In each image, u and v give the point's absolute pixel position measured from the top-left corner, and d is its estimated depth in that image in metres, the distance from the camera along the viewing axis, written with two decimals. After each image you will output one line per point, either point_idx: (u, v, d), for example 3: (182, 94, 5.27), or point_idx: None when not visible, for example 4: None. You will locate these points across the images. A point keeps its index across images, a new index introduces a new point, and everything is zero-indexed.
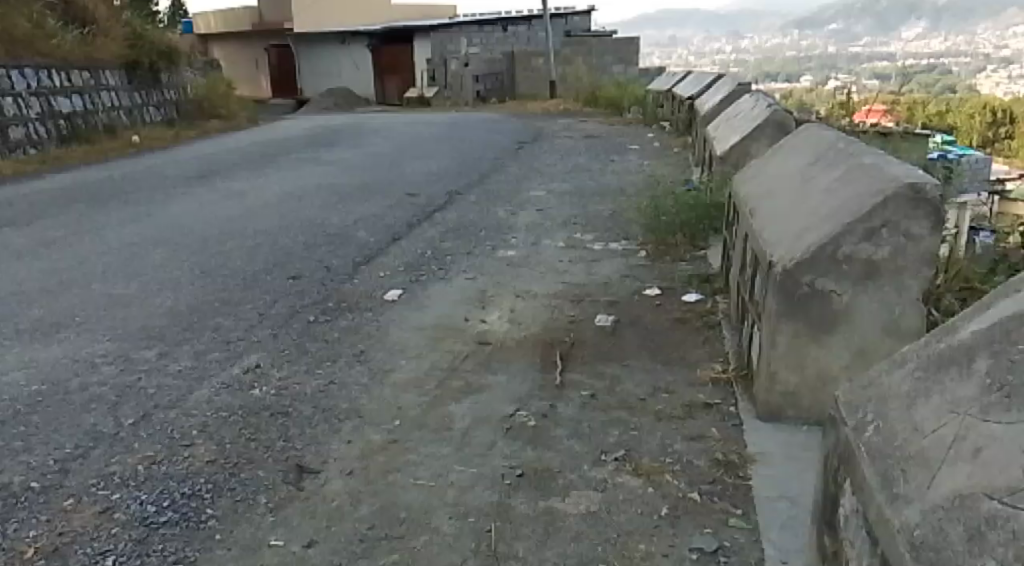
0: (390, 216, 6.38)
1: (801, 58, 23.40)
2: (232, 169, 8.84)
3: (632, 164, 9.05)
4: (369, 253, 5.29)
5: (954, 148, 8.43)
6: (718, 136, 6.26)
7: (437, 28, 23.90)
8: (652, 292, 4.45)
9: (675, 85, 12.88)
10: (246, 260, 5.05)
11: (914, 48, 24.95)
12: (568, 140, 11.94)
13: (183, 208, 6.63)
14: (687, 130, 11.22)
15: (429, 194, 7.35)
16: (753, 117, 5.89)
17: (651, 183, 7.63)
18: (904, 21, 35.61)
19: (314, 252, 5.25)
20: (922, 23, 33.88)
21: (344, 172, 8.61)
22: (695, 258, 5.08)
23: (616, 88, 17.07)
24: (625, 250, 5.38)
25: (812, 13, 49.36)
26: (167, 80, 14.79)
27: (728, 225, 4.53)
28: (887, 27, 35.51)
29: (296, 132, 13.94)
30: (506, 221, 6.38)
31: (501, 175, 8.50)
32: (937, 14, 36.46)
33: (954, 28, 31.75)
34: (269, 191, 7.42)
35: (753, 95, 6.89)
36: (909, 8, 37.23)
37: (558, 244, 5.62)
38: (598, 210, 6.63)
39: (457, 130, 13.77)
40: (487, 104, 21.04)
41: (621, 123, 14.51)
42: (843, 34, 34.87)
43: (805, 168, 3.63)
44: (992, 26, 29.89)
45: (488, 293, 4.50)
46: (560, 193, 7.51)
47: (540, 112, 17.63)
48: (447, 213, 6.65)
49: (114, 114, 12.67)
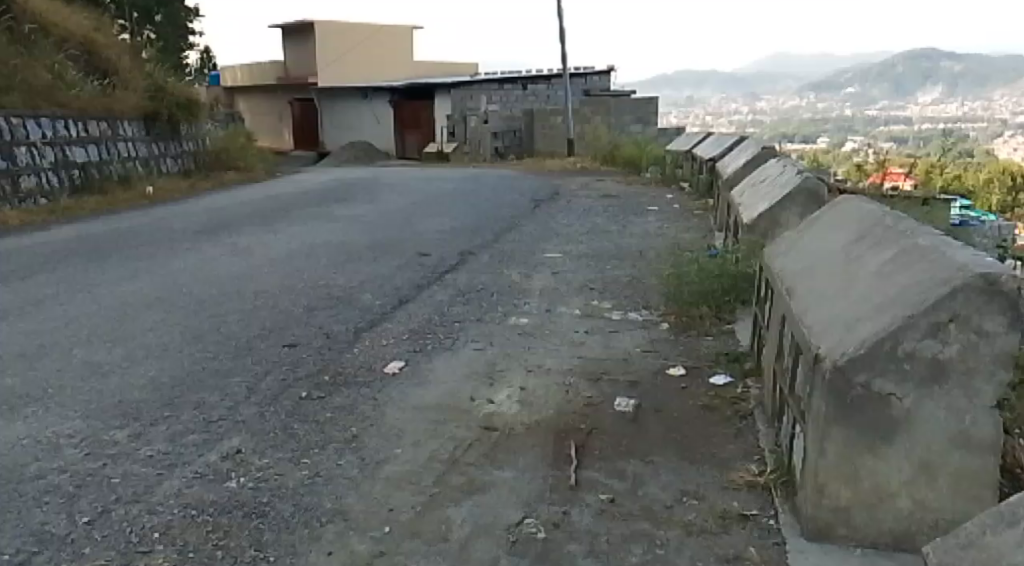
0: (399, 277, 6.07)
1: (819, 122, 23.26)
2: (241, 223, 8.60)
3: (652, 227, 8.73)
4: (373, 318, 4.96)
5: (974, 212, 8.11)
6: (745, 202, 5.94)
7: (457, 85, 23.93)
8: (676, 371, 4.09)
9: (695, 145, 12.63)
10: (241, 323, 4.73)
11: (932, 114, 24.79)
12: (586, 199, 11.67)
13: (184, 264, 6.35)
14: (708, 192, 10.93)
15: (442, 254, 7.05)
16: (782, 184, 5.57)
17: (673, 249, 7.30)
18: (921, 87, 35.60)
19: (314, 315, 4.93)
20: (938, 90, 33.85)
21: (356, 228, 8.33)
22: (721, 332, 4.72)
23: (635, 148, 16.87)
24: (646, 320, 5.02)
25: (829, 76, 49.57)
26: (185, 131, 14.70)
27: (760, 299, 4.17)
28: (904, 92, 35.44)
29: (312, 185, 13.77)
30: (520, 285, 6.06)
31: (516, 235, 8.20)
32: (954, 79, 36.45)
33: (972, 95, 31.61)
34: (276, 248, 7.13)
35: (779, 161, 6.60)
36: (926, 75, 37.25)
37: (574, 312, 5.27)
38: (617, 275, 6.30)
39: (474, 186, 13.57)
40: (504, 161, 20.91)
41: (639, 182, 14.26)
42: (859, 97, 34.80)
43: (849, 245, 3.30)
44: (1011, 93, 29.75)
45: (498, 367, 4.15)
46: (578, 255, 7.19)
47: (558, 170, 17.44)
48: (459, 274, 6.33)
49: (129, 164, 12.52)
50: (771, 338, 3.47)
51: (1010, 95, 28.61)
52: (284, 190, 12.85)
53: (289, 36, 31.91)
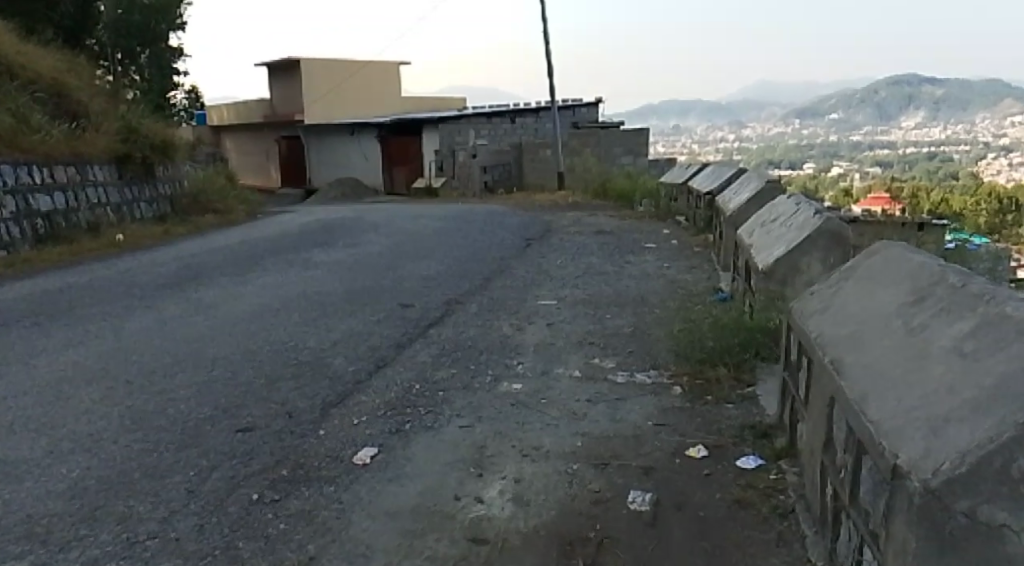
0: (376, 334, 5.46)
1: (808, 149, 22.97)
2: (213, 273, 8.03)
3: (652, 267, 8.17)
4: (344, 389, 4.36)
5: (970, 236, 7.69)
6: (756, 245, 5.39)
7: (444, 120, 23.50)
8: (697, 452, 3.50)
9: (691, 177, 12.14)
10: (191, 401, 4.12)
11: (920, 138, 24.57)
12: (578, 235, 11.14)
13: (140, 327, 5.75)
14: (707, 227, 10.41)
15: (425, 304, 6.46)
16: (800, 225, 5.01)
17: (676, 293, 6.74)
18: (904, 111, 35.59)
19: (277, 388, 4.33)
20: (922, 114, 33.86)
21: (334, 276, 7.77)
22: (743, 398, 4.14)
23: (627, 180, 16.41)
24: (655, 383, 4.43)
25: (813, 102, 49.61)
26: (161, 173, 14.15)
27: (790, 363, 3.60)
28: (888, 117, 35.36)
29: (294, 226, 13.22)
30: (512, 340, 5.45)
31: (507, 279, 7.62)
32: (938, 102, 36.44)
33: (955, 118, 31.58)
34: (244, 303, 6.53)
35: (790, 198, 6.09)
36: (909, 99, 37.17)
37: (573, 373, 4.67)
38: (618, 326, 5.71)
39: (463, 223, 13.03)
40: (494, 196, 20.42)
41: (632, 216, 13.78)
42: (845, 123, 34.66)
43: (903, 308, 2.75)
44: (996, 115, 29.65)
45: (487, 451, 3.56)
46: (575, 302, 6.60)
47: (549, 204, 16.97)
48: (443, 328, 5.73)
49: (100, 210, 11.94)
50: (813, 420, 2.90)
51: (995, 118, 28.50)
52: (264, 233, 12.28)
53: (275, 74, 31.51)
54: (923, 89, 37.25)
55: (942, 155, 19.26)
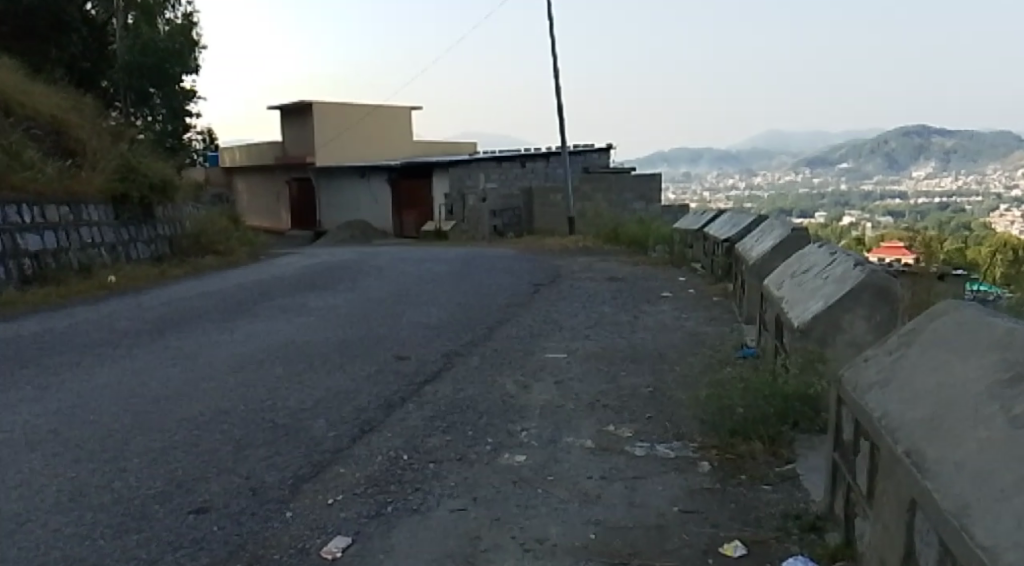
0: (365, 390, 4.91)
1: (820, 197, 22.52)
2: (199, 319, 7.52)
3: (669, 318, 7.61)
4: (321, 459, 3.80)
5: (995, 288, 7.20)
6: (790, 298, 4.85)
7: (454, 163, 23.18)
8: (734, 549, 2.93)
9: (707, 224, 11.64)
10: (143, 473, 3.58)
11: (935, 187, 24.12)
12: (590, 282, 10.62)
13: (108, 379, 5.23)
14: (725, 275, 9.86)
15: (421, 356, 5.91)
16: (840, 278, 4.49)
17: (697, 349, 6.19)
18: (915, 160, 35.20)
19: (243, 457, 3.78)
20: (934, 163, 33.45)
21: (329, 324, 7.26)
22: (781, 479, 3.58)
23: (639, 226, 15.93)
24: (678, 458, 3.88)
25: (823, 150, 49.28)
26: (160, 214, 13.73)
27: (841, 443, 3.04)
28: (899, 166, 34.95)
29: (295, 269, 12.76)
30: (516, 399, 4.89)
31: (513, 329, 7.07)
32: (951, 150, 36.01)
33: (966, 168, 31.17)
34: (226, 354, 6.00)
35: (823, 247, 5.57)
36: (920, 148, 36.81)
37: (585, 442, 4.11)
38: (634, 386, 5.15)
39: (469, 268, 12.53)
40: (503, 240, 19.98)
41: (645, 263, 13.26)
42: (856, 172, 34.22)
43: (995, 389, 2.19)
44: (1011, 164, 29.19)
45: (480, 545, 3.01)
46: (587, 356, 6.04)
47: (559, 249, 16.49)
48: (440, 385, 5.17)
49: (93, 251, 11.47)
50: (884, 528, 2.35)
51: (1007, 168, 28.03)
52: (262, 276, 11.81)
53: (287, 116, 31.37)
54: (934, 139, 36.90)
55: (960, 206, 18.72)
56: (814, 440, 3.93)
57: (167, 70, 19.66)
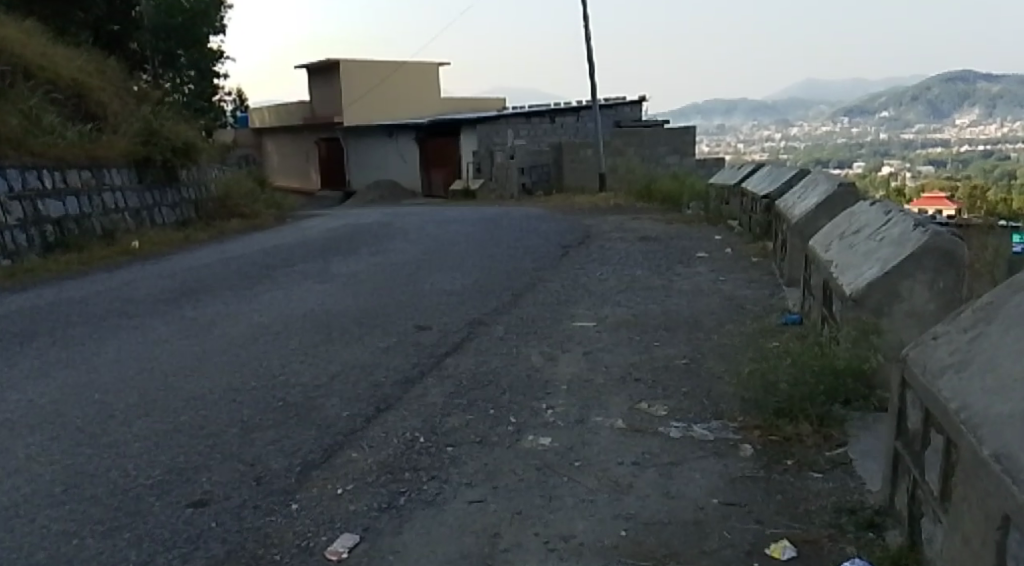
0: (383, 364, 4.65)
1: (858, 148, 21.80)
2: (218, 286, 7.31)
3: (705, 281, 7.25)
4: (332, 442, 3.54)
5: None
6: (841, 263, 4.54)
7: (483, 120, 22.74)
8: (784, 551, 2.63)
9: (743, 180, 11.20)
10: (140, 459, 3.33)
11: (978, 137, 23.25)
12: (621, 243, 10.26)
13: (118, 353, 5.01)
14: (764, 234, 9.45)
15: (444, 326, 5.63)
16: (898, 240, 4.16)
17: (736, 316, 5.85)
18: (957, 108, 34.04)
19: (249, 440, 3.52)
20: (977, 110, 32.32)
21: (351, 291, 7.01)
22: (833, 465, 3.27)
23: (672, 182, 15.46)
24: (720, 440, 3.57)
25: (862, 99, 47.87)
26: (184, 177, 13.53)
27: (909, 431, 2.70)
28: (940, 115, 33.77)
29: (321, 232, 12.54)
30: (542, 373, 4.60)
31: (541, 295, 6.75)
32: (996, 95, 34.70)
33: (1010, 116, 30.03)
34: (242, 324, 5.77)
35: (874, 204, 5.24)
36: (962, 96, 35.58)
37: (617, 422, 3.81)
38: (669, 358, 4.83)
39: (498, 228, 12.21)
40: (533, 198, 19.60)
41: (679, 221, 12.85)
42: (895, 121, 33.10)
43: None
44: None
45: (501, 543, 2.73)
46: (618, 324, 5.72)
47: (589, 206, 16.10)
48: (462, 358, 4.89)
49: (116, 216, 11.31)
50: (975, 543, 2.04)
51: None
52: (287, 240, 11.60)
53: (314, 75, 31.02)
54: (977, 85, 35.56)
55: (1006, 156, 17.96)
56: (867, 421, 3.61)
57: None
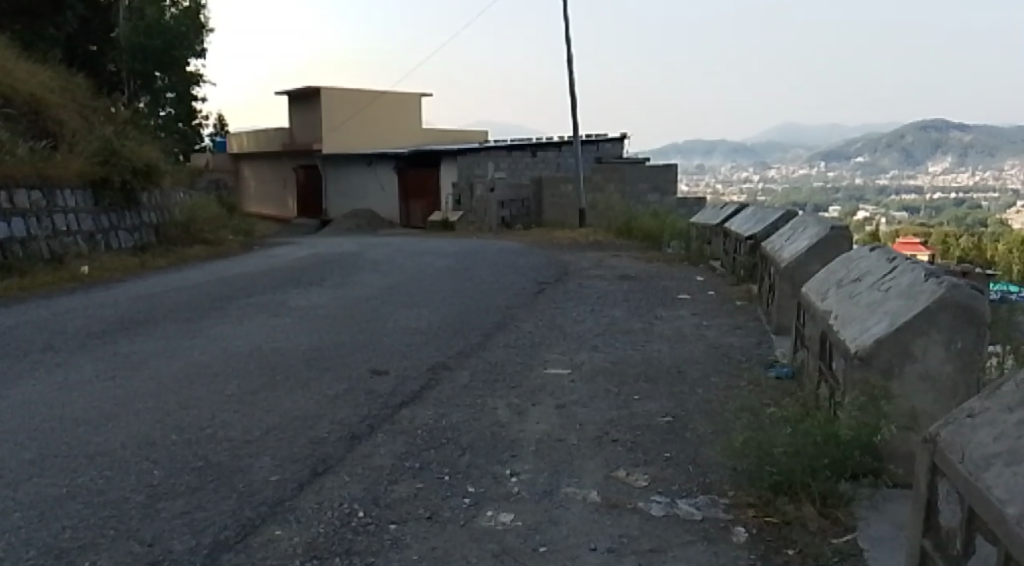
0: (327, 416, 4.11)
1: (837, 191, 21.65)
2: (163, 319, 6.74)
3: (688, 325, 6.78)
4: (254, 515, 2.99)
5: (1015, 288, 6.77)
6: (841, 315, 4.08)
7: (462, 151, 22.35)
8: None
9: (727, 219, 10.81)
10: (15, 535, 2.77)
11: (957, 185, 23.19)
12: (601, 281, 9.80)
13: (32, 394, 4.43)
14: (749, 276, 9.03)
15: (403, 370, 5.10)
16: (907, 291, 3.70)
17: (723, 366, 5.37)
18: (932, 155, 34.22)
19: (155, 511, 2.97)
20: (951, 158, 32.50)
21: (307, 327, 6.47)
22: (842, 558, 2.78)
23: (653, 220, 15.07)
24: (709, 521, 3.07)
25: (839, 144, 48.18)
26: (145, 200, 12.96)
27: (948, 532, 2.22)
28: (915, 161, 33.93)
29: (286, 261, 11.98)
30: (508, 429, 4.08)
31: (512, 336, 6.24)
32: (967, 145, 35.00)
33: (985, 165, 30.23)
34: (178, 363, 5.20)
35: (872, 249, 4.81)
36: (936, 143, 35.82)
37: (591, 494, 3.30)
38: (649, 414, 4.34)
39: (472, 262, 11.72)
40: (512, 232, 19.16)
41: (659, 260, 12.42)
42: (871, 166, 33.18)
43: None
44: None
45: None
46: (594, 373, 5.21)
47: (568, 242, 15.65)
48: (419, 410, 4.36)
49: (67, 239, 10.73)
50: None
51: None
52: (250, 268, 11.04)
53: (294, 101, 30.60)
54: (951, 133, 35.90)
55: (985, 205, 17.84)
56: (877, 502, 3.13)
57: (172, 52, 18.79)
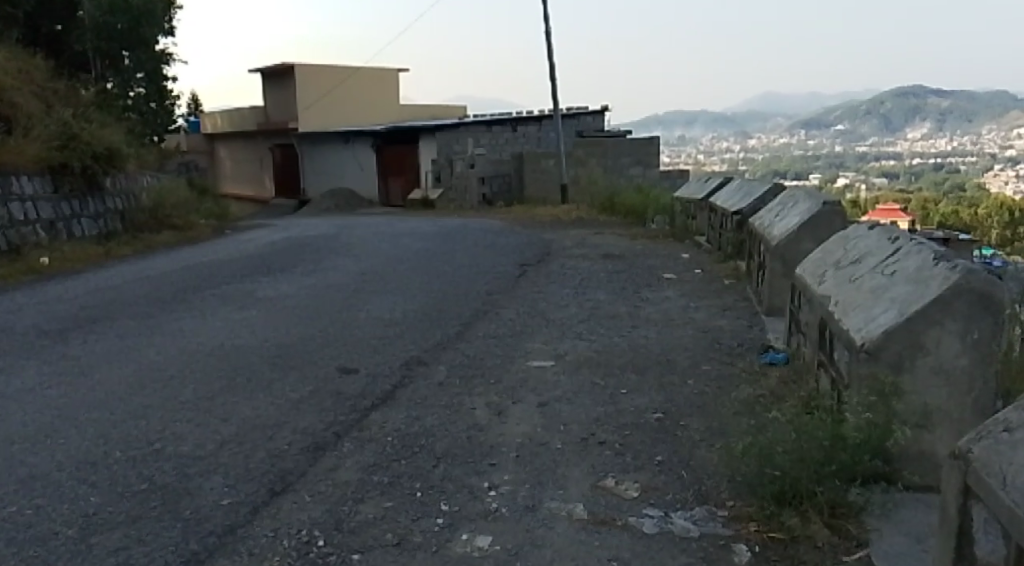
0: (289, 425, 3.79)
1: (818, 160, 21.44)
2: (121, 315, 6.39)
3: (675, 308, 6.49)
4: (200, 549, 2.67)
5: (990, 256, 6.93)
6: (841, 301, 3.78)
7: (441, 127, 21.89)
8: None
9: (712, 193, 10.51)
10: None
11: (936, 152, 23.05)
12: (584, 260, 9.50)
13: None
14: (736, 252, 8.76)
15: (374, 367, 4.78)
16: (914, 275, 3.40)
17: (715, 353, 5.09)
18: (911, 122, 34.07)
19: (88, 549, 2.65)
20: (930, 124, 32.37)
21: (274, 320, 6.14)
22: None
23: (636, 194, 14.76)
24: (705, 537, 2.79)
25: (819, 112, 47.94)
26: (110, 185, 12.52)
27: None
28: (894, 128, 33.77)
29: (259, 247, 11.59)
30: (485, 434, 3.77)
31: (492, 325, 5.93)
32: (946, 111, 34.89)
33: (963, 131, 30.10)
34: (131, 366, 4.85)
35: (873, 228, 4.50)
36: (914, 109, 35.69)
37: (577, 508, 3.00)
38: (637, 411, 4.04)
39: (452, 243, 11.39)
40: (493, 209, 18.79)
41: (643, 236, 12.13)
42: (851, 134, 32.99)
43: None
44: (1011, 127, 28.08)
45: None
46: (578, 365, 4.91)
47: (550, 219, 15.34)
48: (390, 412, 4.05)
49: (26, 229, 10.32)
50: None
51: (1008, 131, 26.98)
52: (221, 255, 10.66)
53: (268, 80, 29.96)
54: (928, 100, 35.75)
55: (967, 172, 17.66)
56: (890, 511, 2.85)
57: (139, 31, 18.16)
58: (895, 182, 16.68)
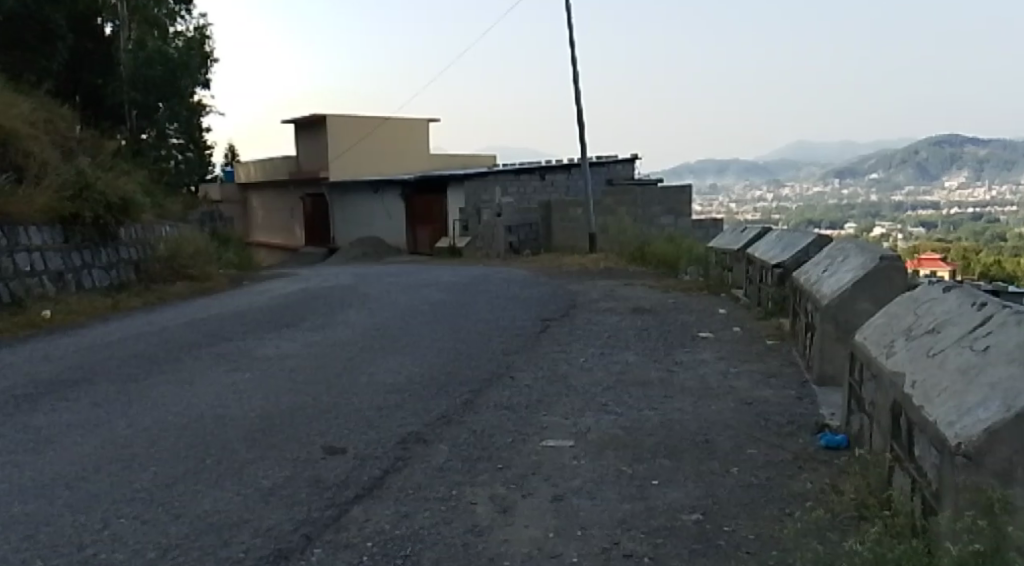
0: (252, 527, 3.17)
1: (853, 209, 20.73)
2: (103, 377, 5.85)
3: (713, 373, 5.81)
4: None
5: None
6: (917, 379, 3.09)
7: (469, 176, 21.48)
8: None
9: (750, 244, 9.87)
10: None
11: (977, 201, 22.22)
12: (613, 316, 8.85)
13: None
14: (778, 308, 8.06)
15: (365, 447, 4.15)
16: (1015, 353, 2.72)
17: (760, 433, 4.39)
18: (948, 170, 33.28)
19: None
20: (967, 172, 31.54)
21: (265, 383, 5.56)
22: None
23: (667, 244, 14.13)
24: None
25: (851, 161, 47.24)
26: (124, 235, 12.14)
27: None
28: (929, 176, 32.94)
29: (275, 298, 11.11)
30: (486, 540, 3.12)
31: (507, 393, 5.29)
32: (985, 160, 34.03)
33: (1003, 179, 29.17)
34: (92, 442, 4.25)
35: (948, 288, 3.78)
36: (951, 158, 34.88)
37: None
38: (669, 511, 3.35)
39: (474, 295, 10.81)
40: (520, 258, 18.23)
41: (675, 288, 11.47)
42: (885, 183, 32.20)
43: None
44: None
45: None
46: (602, 445, 4.23)
47: (578, 270, 14.74)
48: (378, 508, 3.42)
49: (32, 280, 9.92)
50: None
51: None
52: (233, 306, 10.18)
53: (299, 129, 29.94)
54: (965, 148, 34.89)
55: (1009, 221, 16.86)
56: None
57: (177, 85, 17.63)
58: (935, 232, 15.95)
